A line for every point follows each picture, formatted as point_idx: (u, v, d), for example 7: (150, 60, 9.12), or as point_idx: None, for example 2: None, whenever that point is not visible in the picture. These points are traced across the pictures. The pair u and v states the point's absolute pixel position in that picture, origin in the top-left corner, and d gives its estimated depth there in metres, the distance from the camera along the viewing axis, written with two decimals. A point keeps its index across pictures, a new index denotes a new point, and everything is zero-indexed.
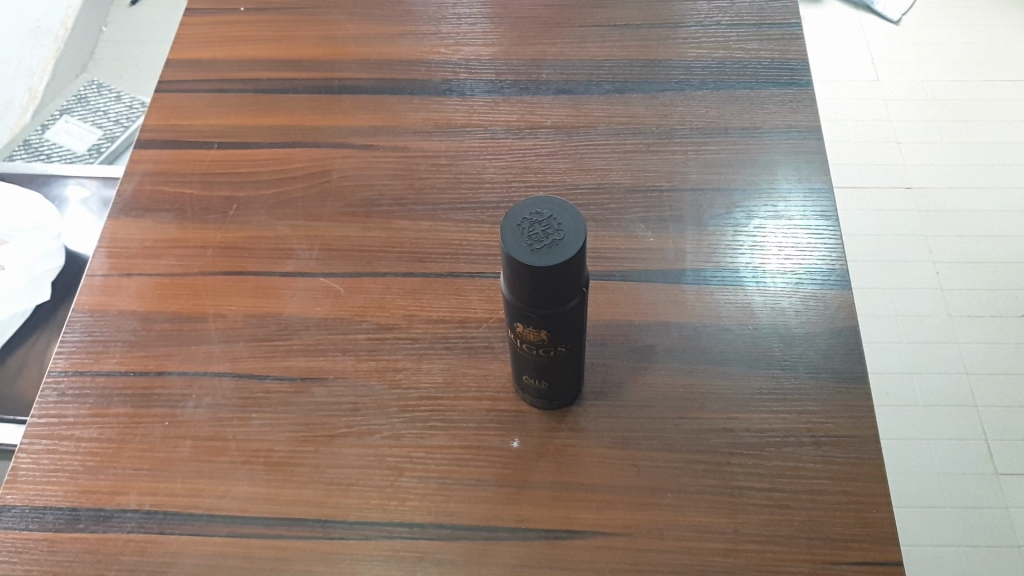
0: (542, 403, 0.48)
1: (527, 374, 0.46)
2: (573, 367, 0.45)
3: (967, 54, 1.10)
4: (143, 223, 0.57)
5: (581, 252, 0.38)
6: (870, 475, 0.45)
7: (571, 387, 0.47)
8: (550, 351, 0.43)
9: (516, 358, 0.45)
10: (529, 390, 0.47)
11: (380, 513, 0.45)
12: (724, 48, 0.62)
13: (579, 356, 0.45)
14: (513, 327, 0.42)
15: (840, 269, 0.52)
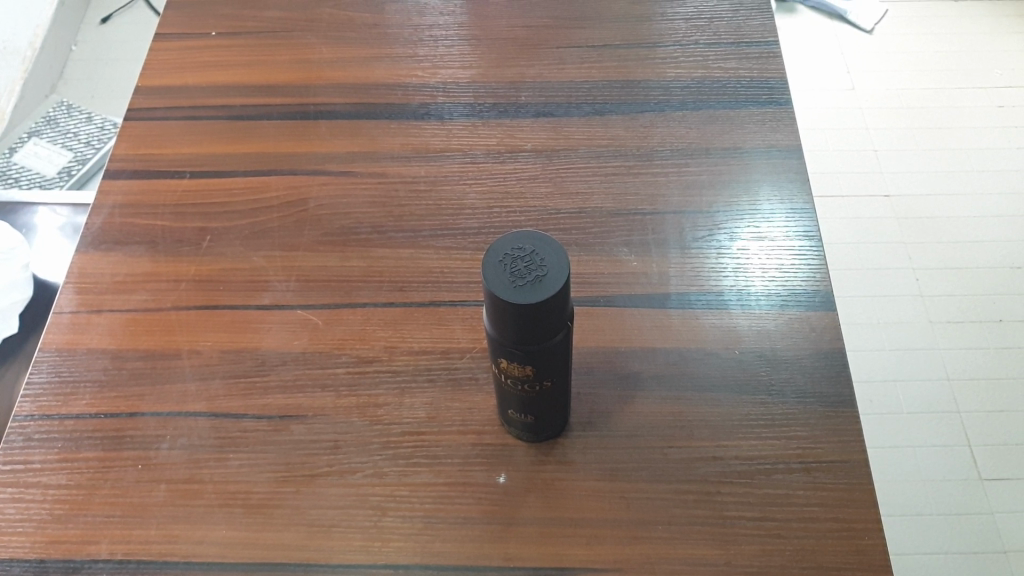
0: (529, 435, 0.47)
1: (512, 408, 0.45)
2: (560, 400, 0.44)
3: (939, 62, 1.11)
4: (112, 257, 0.55)
5: (566, 287, 0.37)
6: (861, 501, 0.45)
7: (558, 419, 0.46)
8: (535, 387, 0.42)
9: (501, 393, 0.44)
10: (515, 423, 0.46)
11: (363, 555, 0.44)
12: (703, 67, 0.62)
13: (565, 389, 0.44)
14: (497, 363, 0.41)
15: (823, 290, 0.52)
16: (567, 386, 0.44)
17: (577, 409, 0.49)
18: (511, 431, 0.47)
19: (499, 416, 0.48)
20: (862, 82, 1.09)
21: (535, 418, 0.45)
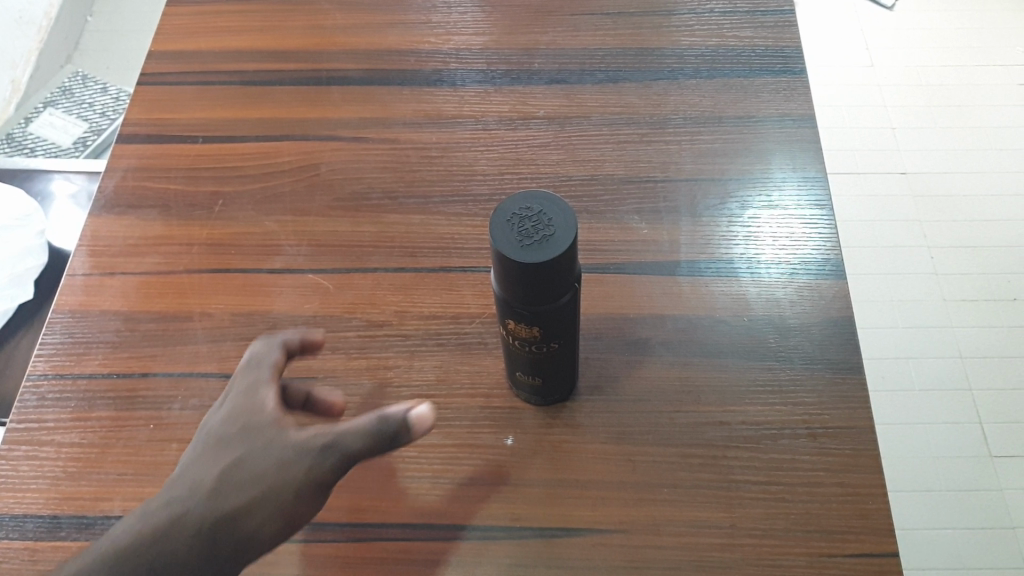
0: (537, 399, 0.47)
1: (520, 370, 0.45)
2: (568, 363, 0.45)
3: (958, 37, 1.09)
4: (125, 220, 0.56)
5: (573, 248, 0.37)
6: (868, 467, 0.45)
7: (567, 383, 0.47)
8: (542, 348, 0.42)
9: (509, 355, 0.44)
10: (523, 386, 0.47)
11: (372, 515, 0.45)
12: (718, 35, 0.61)
13: (573, 352, 0.44)
14: (505, 325, 0.42)
15: (834, 259, 0.52)
16: (574, 349, 0.45)
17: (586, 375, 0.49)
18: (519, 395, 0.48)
19: (507, 379, 0.48)
20: (880, 58, 1.08)
21: (544, 380, 0.45)
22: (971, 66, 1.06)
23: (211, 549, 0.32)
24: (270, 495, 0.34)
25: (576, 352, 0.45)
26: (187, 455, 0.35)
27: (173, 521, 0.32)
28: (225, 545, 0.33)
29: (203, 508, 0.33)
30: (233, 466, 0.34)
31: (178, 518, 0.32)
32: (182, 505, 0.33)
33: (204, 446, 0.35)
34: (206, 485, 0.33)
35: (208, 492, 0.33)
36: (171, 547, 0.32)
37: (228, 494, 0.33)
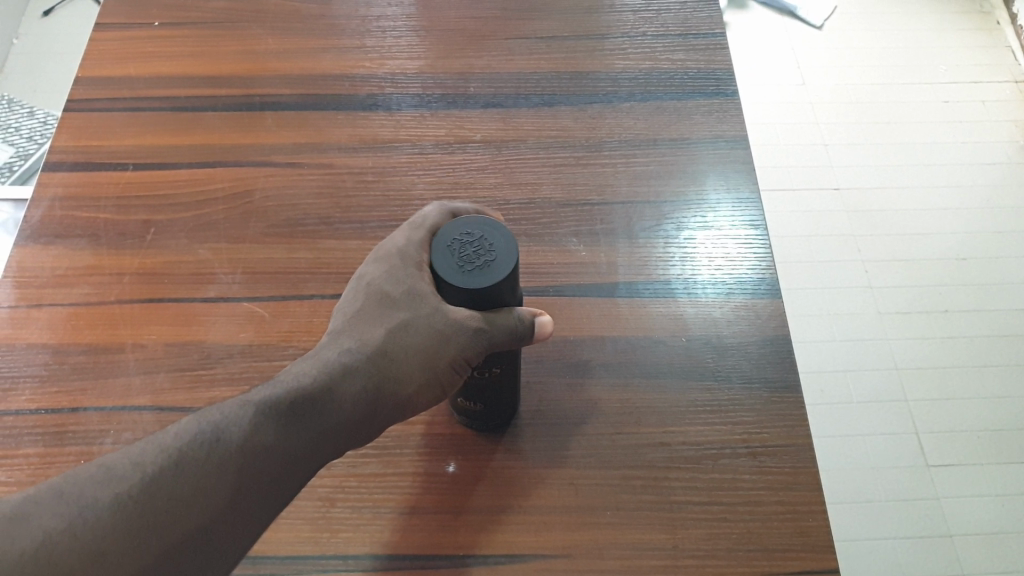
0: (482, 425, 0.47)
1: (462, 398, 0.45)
2: (510, 388, 0.45)
3: (889, 55, 1.13)
4: (53, 251, 0.54)
5: (515, 272, 0.37)
6: (805, 484, 0.46)
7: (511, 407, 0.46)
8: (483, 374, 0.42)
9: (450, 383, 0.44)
10: (467, 413, 0.46)
11: (312, 546, 0.44)
12: (651, 59, 0.62)
13: (514, 376, 0.44)
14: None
15: (769, 278, 0.53)
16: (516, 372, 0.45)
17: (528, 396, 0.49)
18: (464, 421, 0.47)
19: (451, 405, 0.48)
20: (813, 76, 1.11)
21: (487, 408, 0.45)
22: (901, 83, 1.09)
23: (388, 389, 0.38)
24: (440, 354, 0.38)
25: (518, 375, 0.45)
26: (357, 304, 0.40)
27: (359, 357, 0.38)
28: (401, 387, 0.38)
29: (380, 359, 0.38)
30: (402, 325, 0.38)
31: (361, 357, 0.38)
32: (364, 350, 0.38)
33: (376, 296, 0.40)
34: (386, 333, 0.38)
35: (383, 343, 0.38)
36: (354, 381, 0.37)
37: (401, 347, 0.38)
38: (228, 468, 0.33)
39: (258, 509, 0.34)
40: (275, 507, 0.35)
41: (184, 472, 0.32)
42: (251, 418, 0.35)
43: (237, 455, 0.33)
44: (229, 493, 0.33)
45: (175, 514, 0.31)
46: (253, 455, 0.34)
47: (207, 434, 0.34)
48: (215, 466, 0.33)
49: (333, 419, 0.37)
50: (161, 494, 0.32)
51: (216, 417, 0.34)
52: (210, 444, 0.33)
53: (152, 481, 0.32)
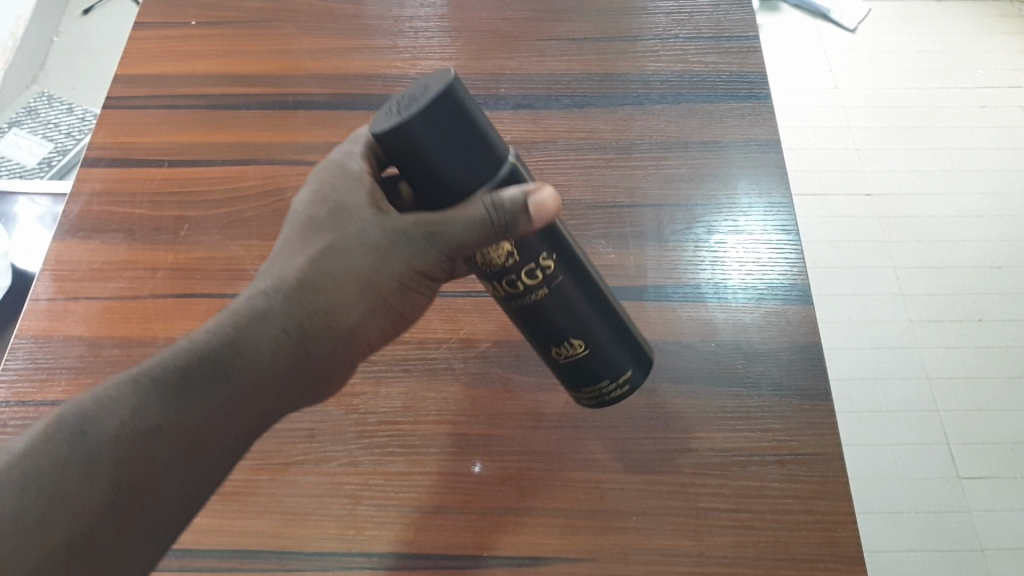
0: (590, 394, 0.43)
1: (545, 350, 0.42)
2: (580, 313, 0.41)
3: (924, 57, 1.09)
4: (90, 245, 0.55)
5: (455, 98, 0.34)
6: (835, 493, 0.45)
7: (604, 353, 0.42)
8: (526, 272, 0.39)
9: (528, 331, 0.42)
10: (570, 382, 0.43)
11: (338, 543, 0.45)
12: (683, 61, 0.62)
13: (577, 295, 0.40)
14: (485, 277, 0.40)
15: (800, 284, 0.52)
16: (580, 290, 0.41)
17: (648, 360, 0.45)
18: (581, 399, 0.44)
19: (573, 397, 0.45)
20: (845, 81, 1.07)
21: (567, 351, 0.41)
22: (938, 86, 1.06)
23: (323, 321, 0.40)
24: (367, 282, 0.40)
25: (587, 299, 0.41)
26: (287, 233, 0.42)
27: (285, 294, 0.39)
28: (335, 322, 0.40)
29: (301, 298, 0.39)
30: (326, 255, 0.40)
31: (281, 296, 0.39)
32: (292, 284, 0.40)
33: (305, 226, 0.41)
34: (316, 263, 0.40)
35: (305, 278, 0.40)
36: (286, 314, 0.39)
37: (323, 284, 0.40)
38: (104, 456, 0.32)
39: (168, 479, 0.34)
40: (182, 477, 0.34)
41: (55, 468, 0.31)
42: (156, 391, 0.35)
43: (114, 443, 0.33)
44: (113, 478, 0.32)
45: (54, 509, 0.31)
46: (139, 433, 0.33)
47: (73, 428, 0.32)
48: (88, 458, 0.32)
49: (263, 360, 0.38)
50: (29, 495, 0.31)
51: (85, 408, 0.33)
52: (77, 438, 0.32)
53: (22, 483, 0.31)
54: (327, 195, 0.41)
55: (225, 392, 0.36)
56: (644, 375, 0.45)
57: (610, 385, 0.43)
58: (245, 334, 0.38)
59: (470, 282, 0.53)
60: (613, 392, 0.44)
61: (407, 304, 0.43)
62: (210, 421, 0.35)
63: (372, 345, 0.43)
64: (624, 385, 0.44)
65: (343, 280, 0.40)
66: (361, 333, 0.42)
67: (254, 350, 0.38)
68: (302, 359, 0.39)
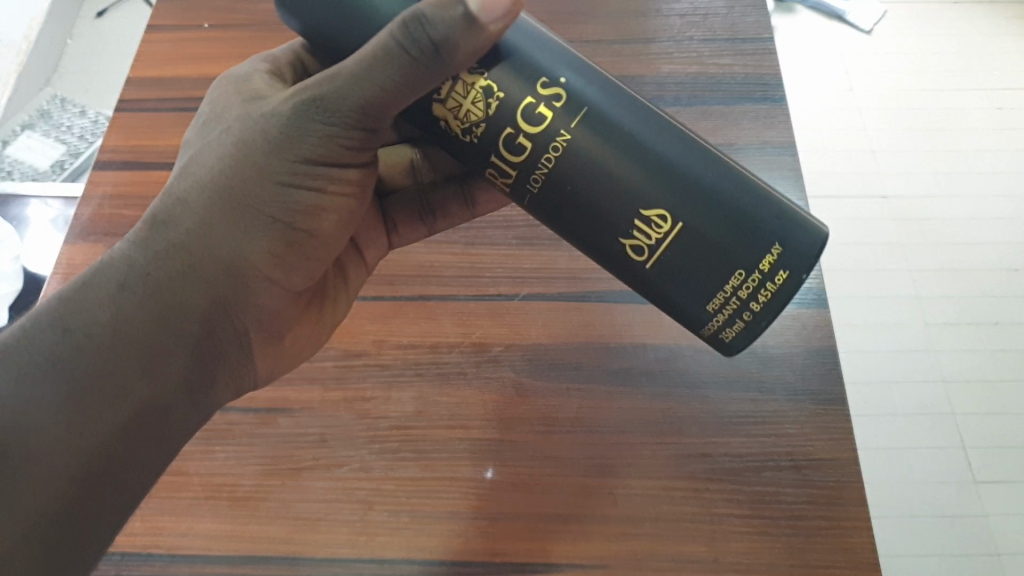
0: (715, 307, 0.35)
1: (626, 250, 0.36)
2: (636, 169, 0.34)
3: (949, 38, 0.99)
4: (101, 248, 0.55)
5: None
6: (851, 499, 0.45)
7: (706, 229, 0.34)
8: (522, 116, 0.35)
9: (592, 229, 0.36)
10: (684, 304, 0.36)
11: (349, 549, 0.44)
12: (697, 63, 0.61)
13: (626, 145, 0.34)
14: (489, 152, 0.36)
15: (815, 288, 0.52)
16: (623, 134, 0.34)
17: (814, 239, 0.34)
18: (727, 331, 0.36)
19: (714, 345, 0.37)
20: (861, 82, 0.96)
21: (642, 234, 0.35)
22: (964, 71, 0.96)
23: (191, 255, 0.38)
24: (224, 194, 0.37)
25: (650, 154, 0.34)
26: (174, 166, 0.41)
27: (144, 235, 0.38)
28: (207, 253, 0.38)
29: (156, 232, 0.38)
30: (185, 177, 0.39)
31: (139, 235, 0.38)
32: (151, 222, 0.38)
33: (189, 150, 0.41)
34: (179, 189, 0.38)
35: (161, 209, 0.38)
36: (144, 258, 0.37)
37: (176, 211, 0.38)
38: None
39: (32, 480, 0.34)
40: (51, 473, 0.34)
41: None
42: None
43: None
44: None
45: None
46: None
47: None
48: None
49: (115, 326, 0.36)
50: None
51: None
52: None
53: None
54: (213, 112, 0.41)
55: (70, 388, 0.35)
56: (809, 268, 0.34)
57: (735, 279, 0.34)
58: (87, 298, 0.37)
59: (483, 286, 0.53)
60: (746, 293, 0.35)
61: (302, 213, 0.40)
62: (59, 426, 0.34)
63: (270, 273, 0.40)
64: (770, 280, 0.34)
65: (207, 194, 0.38)
66: (247, 259, 0.39)
67: (100, 321, 0.36)
68: (173, 317, 0.37)
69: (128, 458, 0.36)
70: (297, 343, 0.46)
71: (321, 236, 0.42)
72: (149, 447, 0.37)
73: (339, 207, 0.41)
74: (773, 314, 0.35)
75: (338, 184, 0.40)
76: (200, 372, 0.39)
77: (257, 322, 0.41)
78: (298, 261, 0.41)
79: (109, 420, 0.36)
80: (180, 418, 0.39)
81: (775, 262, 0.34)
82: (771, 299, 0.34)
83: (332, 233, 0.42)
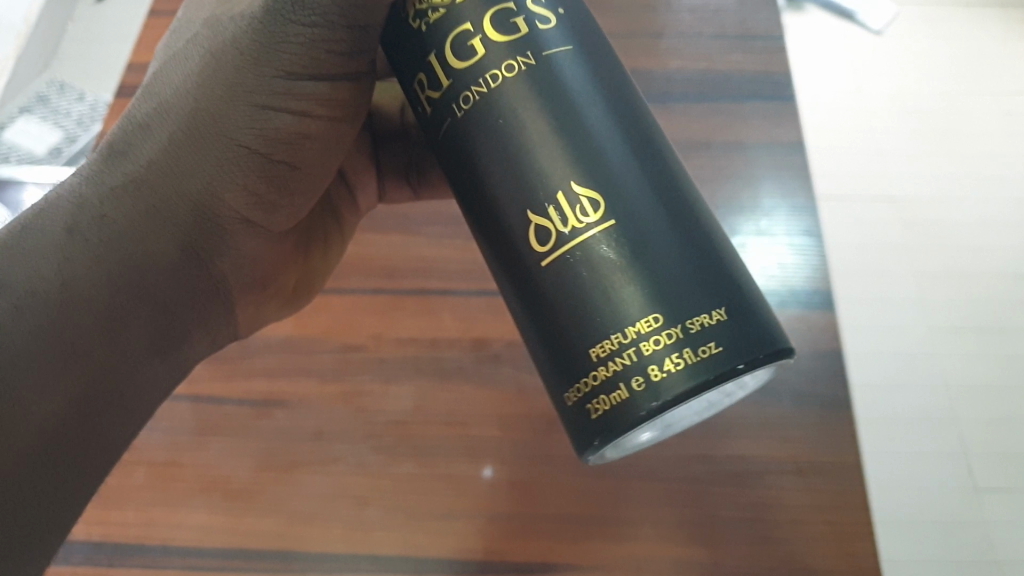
0: (602, 347, 0.31)
1: (531, 230, 0.32)
2: (588, 140, 0.32)
3: (957, 42, 0.99)
4: None
5: None
6: (856, 505, 0.44)
7: (641, 241, 0.31)
8: (491, 18, 0.32)
9: (504, 190, 0.32)
10: (573, 329, 0.32)
11: (344, 545, 0.44)
12: (708, 59, 0.60)
13: (591, 113, 0.32)
14: (427, 49, 0.33)
15: (822, 290, 0.51)
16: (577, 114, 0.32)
17: (765, 339, 0.31)
18: (599, 400, 0.31)
19: (575, 416, 0.32)
20: (869, 84, 0.95)
21: (560, 214, 0.31)
22: (973, 75, 0.96)
23: (158, 189, 0.38)
24: (194, 116, 0.38)
25: (613, 143, 0.32)
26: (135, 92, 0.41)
27: (98, 170, 0.37)
28: (176, 185, 0.38)
29: (119, 161, 0.38)
30: (149, 102, 0.39)
31: (99, 163, 0.38)
32: (108, 153, 0.38)
33: (153, 66, 0.41)
34: (142, 115, 0.38)
35: (122, 138, 0.38)
36: (98, 194, 0.37)
37: (140, 139, 0.38)
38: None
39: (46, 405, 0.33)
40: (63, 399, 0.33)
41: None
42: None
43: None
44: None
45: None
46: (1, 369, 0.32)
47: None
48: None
49: (65, 271, 0.34)
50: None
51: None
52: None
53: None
54: (178, 24, 0.41)
55: (15, 354, 0.32)
56: (748, 365, 0.31)
57: (645, 322, 0.31)
58: (32, 241, 0.35)
59: (485, 280, 0.52)
60: (649, 350, 0.31)
61: (280, 140, 0.40)
62: (4, 397, 0.32)
63: (246, 209, 0.41)
64: (693, 350, 0.30)
65: (174, 121, 0.38)
66: (223, 187, 0.39)
67: (46, 270, 0.34)
68: (148, 247, 0.37)
69: (88, 429, 0.34)
70: (286, 288, 0.48)
71: (300, 166, 0.42)
72: (110, 415, 0.35)
73: (321, 135, 0.42)
74: (674, 394, 0.30)
75: (321, 108, 0.40)
76: (182, 308, 0.39)
77: (236, 261, 0.42)
78: (277, 195, 0.42)
79: (61, 386, 0.33)
80: (144, 381, 0.37)
81: (705, 328, 0.31)
82: (676, 373, 0.30)
83: (314, 162, 0.43)
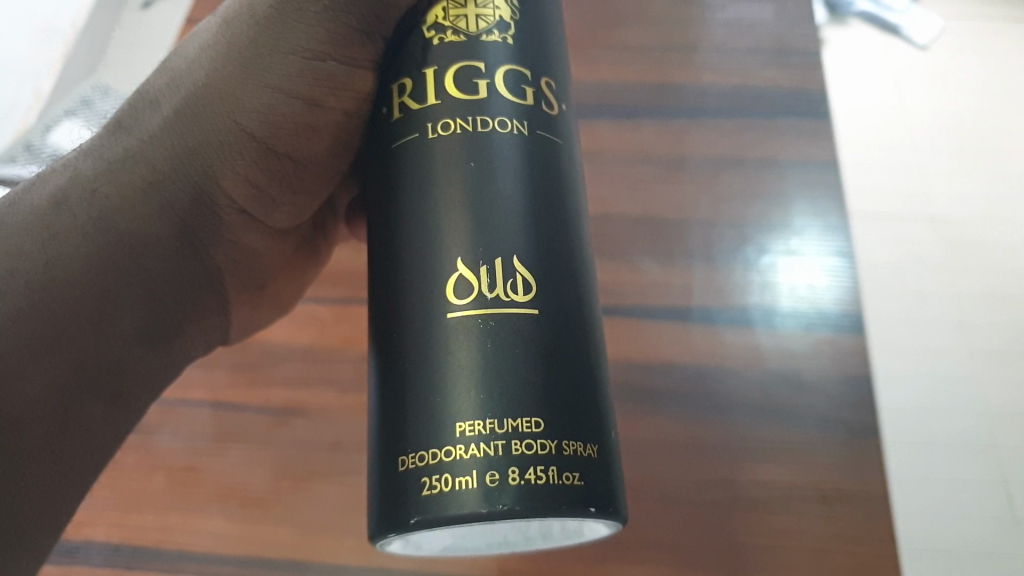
0: (471, 427, 0.30)
1: (453, 279, 0.32)
2: (534, 226, 0.33)
3: (1004, 58, 0.95)
4: None
5: None
6: (881, 537, 0.43)
7: (563, 331, 0.32)
8: (503, 72, 0.34)
9: (435, 234, 0.33)
10: (457, 394, 0.31)
11: (357, 558, 0.44)
12: (742, 74, 0.58)
13: (545, 207, 0.33)
14: (429, 62, 0.35)
15: (853, 314, 0.50)
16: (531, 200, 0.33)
17: (618, 496, 0.31)
18: (438, 478, 0.30)
19: (399, 484, 0.31)
20: (911, 100, 0.92)
21: (490, 278, 0.32)
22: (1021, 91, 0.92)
23: (155, 167, 0.39)
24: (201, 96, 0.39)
25: (556, 236, 0.33)
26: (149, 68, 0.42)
27: (99, 144, 0.39)
28: (175, 165, 0.39)
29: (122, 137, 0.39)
30: (160, 80, 0.40)
31: (105, 136, 0.39)
32: (113, 127, 0.39)
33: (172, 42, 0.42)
34: (152, 92, 0.40)
35: (129, 114, 0.39)
36: (95, 168, 0.38)
37: (145, 116, 0.39)
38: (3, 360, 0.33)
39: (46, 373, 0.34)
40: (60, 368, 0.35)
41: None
42: None
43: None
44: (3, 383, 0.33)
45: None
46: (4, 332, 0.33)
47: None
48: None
49: (57, 242, 0.36)
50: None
51: None
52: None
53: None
54: None
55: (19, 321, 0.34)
56: (599, 511, 0.30)
57: (526, 423, 0.30)
58: (20, 213, 0.36)
59: None
60: (517, 451, 0.30)
61: (287, 130, 0.41)
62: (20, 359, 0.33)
63: (241, 197, 0.42)
64: (558, 472, 0.30)
65: (183, 97, 0.39)
66: (224, 172, 0.40)
67: (30, 246, 0.35)
68: (143, 223, 0.38)
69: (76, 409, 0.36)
70: (279, 296, 0.50)
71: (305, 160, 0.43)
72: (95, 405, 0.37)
73: (329, 130, 0.42)
74: (512, 505, 0.29)
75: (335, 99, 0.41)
76: (177, 288, 0.41)
77: (230, 244, 0.44)
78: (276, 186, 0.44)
79: (43, 374, 0.34)
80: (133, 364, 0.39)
81: (578, 452, 0.31)
82: (520, 484, 0.29)
83: (319, 161, 0.44)
